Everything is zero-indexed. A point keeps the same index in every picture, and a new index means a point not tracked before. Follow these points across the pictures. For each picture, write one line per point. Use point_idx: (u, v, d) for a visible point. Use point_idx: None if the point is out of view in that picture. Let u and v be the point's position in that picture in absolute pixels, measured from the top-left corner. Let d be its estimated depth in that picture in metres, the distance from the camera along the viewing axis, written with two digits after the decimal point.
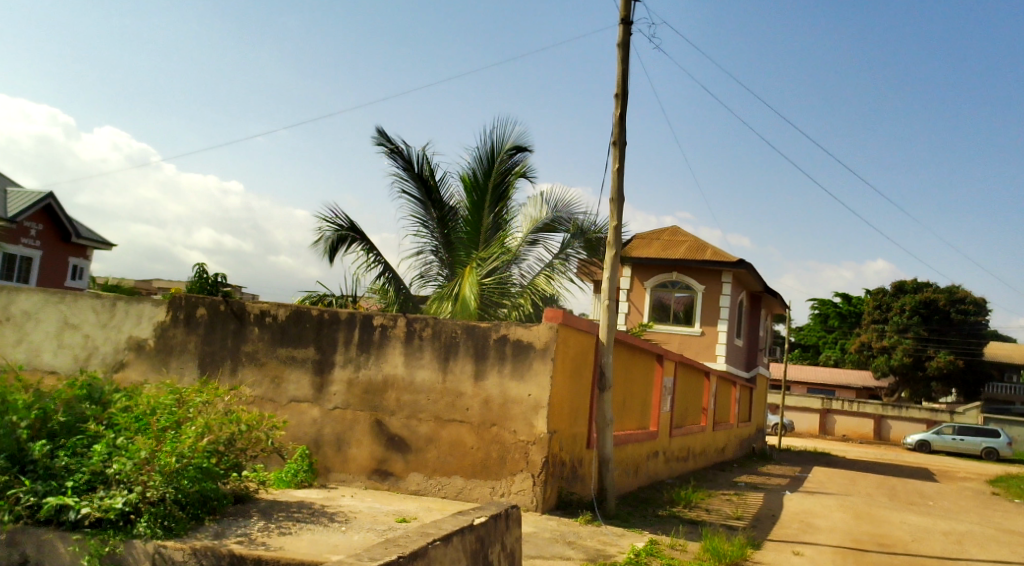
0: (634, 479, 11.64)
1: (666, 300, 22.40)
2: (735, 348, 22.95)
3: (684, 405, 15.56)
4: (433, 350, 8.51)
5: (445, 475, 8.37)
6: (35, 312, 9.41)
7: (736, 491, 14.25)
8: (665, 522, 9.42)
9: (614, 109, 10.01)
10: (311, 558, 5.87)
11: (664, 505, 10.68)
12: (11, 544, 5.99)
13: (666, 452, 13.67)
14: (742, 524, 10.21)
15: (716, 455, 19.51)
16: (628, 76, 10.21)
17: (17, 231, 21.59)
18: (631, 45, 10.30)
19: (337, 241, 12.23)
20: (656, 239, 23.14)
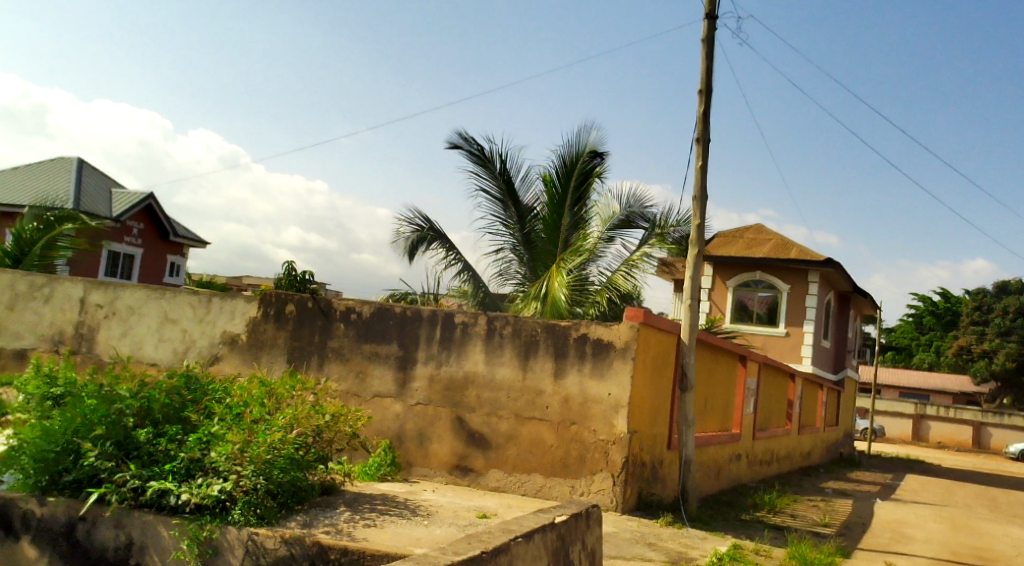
0: (716, 481, 11.59)
1: (748, 300, 22.16)
2: (822, 349, 22.58)
3: (768, 407, 15.40)
4: (513, 347, 8.63)
5: (525, 473, 8.49)
6: (138, 307, 9.88)
7: (824, 497, 14.04)
8: (750, 526, 9.36)
9: (698, 105, 9.98)
10: (396, 550, 6.04)
11: (748, 509, 10.60)
12: (118, 526, 6.34)
13: (749, 455, 13.56)
14: (830, 532, 10.08)
15: (802, 459, 19.19)
16: (712, 71, 10.17)
17: (120, 231, 22.53)
18: (715, 40, 10.24)
19: (417, 240, 12.47)
20: (739, 237, 22.87)
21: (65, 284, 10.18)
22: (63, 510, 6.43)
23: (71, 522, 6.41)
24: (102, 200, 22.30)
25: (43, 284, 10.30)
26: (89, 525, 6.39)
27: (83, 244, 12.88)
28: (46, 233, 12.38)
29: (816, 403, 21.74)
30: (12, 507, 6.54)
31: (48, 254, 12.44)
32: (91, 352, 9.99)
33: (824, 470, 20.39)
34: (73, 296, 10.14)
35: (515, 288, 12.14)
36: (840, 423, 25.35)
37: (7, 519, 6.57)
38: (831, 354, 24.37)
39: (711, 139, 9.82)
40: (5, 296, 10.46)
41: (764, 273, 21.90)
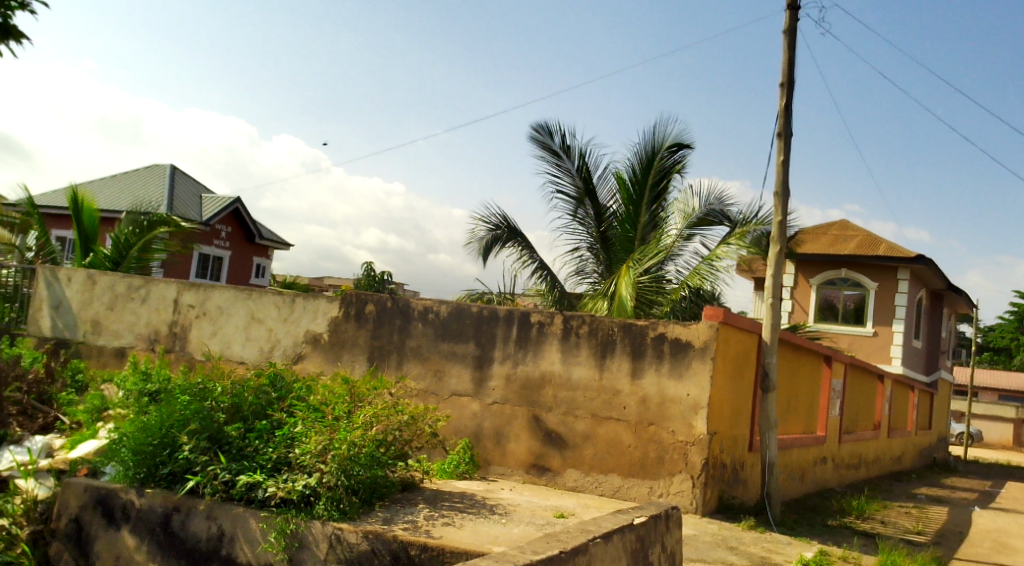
0: (801, 485, 11.43)
1: (833, 298, 21.78)
2: (913, 350, 22.05)
3: (856, 410, 15.12)
4: (590, 347, 8.67)
5: (602, 473, 8.50)
6: (227, 307, 10.21)
7: (916, 504, 13.70)
8: (837, 532, 9.22)
9: (780, 98, 9.67)
10: (475, 548, 6.13)
11: (835, 514, 10.43)
12: (210, 518, 6.58)
13: (835, 458, 13.32)
14: (923, 540, 9.84)
15: (891, 464, 18.75)
16: (795, 63, 9.83)
17: (210, 234, 23.25)
18: (797, 30, 9.96)
19: (493, 238, 12.60)
20: (824, 233, 22.42)
21: (160, 286, 10.59)
22: (159, 501, 6.73)
23: (167, 513, 6.70)
24: (192, 205, 23.03)
25: (140, 285, 10.73)
26: (183, 516, 6.65)
27: (176, 247, 13.38)
28: (142, 236, 12.93)
29: (907, 406, 21.22)
30: (114, 497, 6.88)
31: (144, 257, 12.98)
32: (184, 350, 10.37)
33: (916, 475, 19.88)
34: (167, 296, 10.54)
35: (591, 286, 12.16)
36: (934, 426, 24.67)
37: (109, 508, 6.92)
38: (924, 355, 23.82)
39: (793, 134, 9.51)
40: (104, 296, 10.93)
41: (850, 271, 21.46)
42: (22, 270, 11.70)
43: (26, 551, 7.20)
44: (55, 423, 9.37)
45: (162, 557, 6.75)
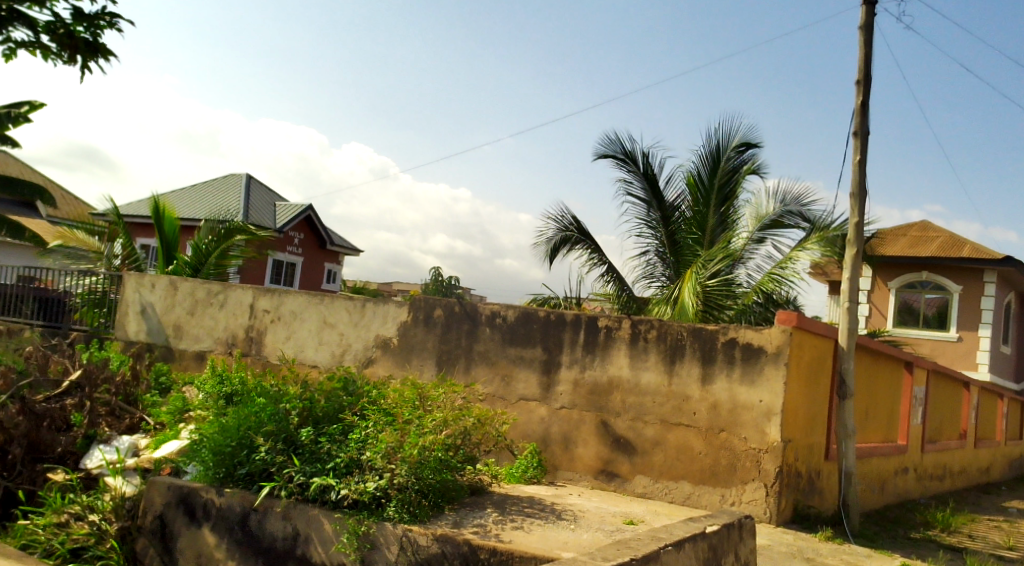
0: (881, 495, 11.15)
1: (914, 301, 21.19)
2: (1000, 355, 21.40)
3: (939, 419, 14.71)
4: (658, 352, 8.60)
5: (672, 480, 8.41)
6: (300, 312, 10.40)
7: (1006, 517, 13.23)
8: (919, 546, 8.95)
9: (856, 96, 9.27)
10: (544, 553, 6.11)
11: (918, 527, 10.13)
12: (285, 518, 6.73)
13: (918, 468, 12.96)
14: (1012, 555, 9.49)
15: (978, 475, 18.15)
16: (872, 58, 9.31)
17: (283, 240, 23.72)
18: (874, 25, 9.38)
19: (560, 242, 12.62)
20: (903, 234, 21.88)
21: (237, 291, 10.84)
22: (238, 500, 6.91)
23: (245, 512, 6.87)
24: (267, 212, 23.53)
25: (218, 291, 10.99)
26: (260, 515, 6.81)
27: (252, 254, 13.71)
28: (220, 243, 13.25)
29: (995, 414, 20.56)
30: (196, 496, 7.10)
31: (222, 263, 13.31)
32: (260, 353, 10.61)
33: (1005, 487, 19.22)
34: (243, 302, 10.79)
35: (659, 290, 12.09)
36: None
37: (191, 507, 7.13)
38: (1012, 360, 23.06)
39: (871, 131, 9.17)
40: (185, 302, 11.25)
41: (932, 273, 20.90)
42: (110, 277, 12.21)
43: (115, 545, 7.47)
44: (141, 423, 9.67)
45: (240, 556, 6.92)
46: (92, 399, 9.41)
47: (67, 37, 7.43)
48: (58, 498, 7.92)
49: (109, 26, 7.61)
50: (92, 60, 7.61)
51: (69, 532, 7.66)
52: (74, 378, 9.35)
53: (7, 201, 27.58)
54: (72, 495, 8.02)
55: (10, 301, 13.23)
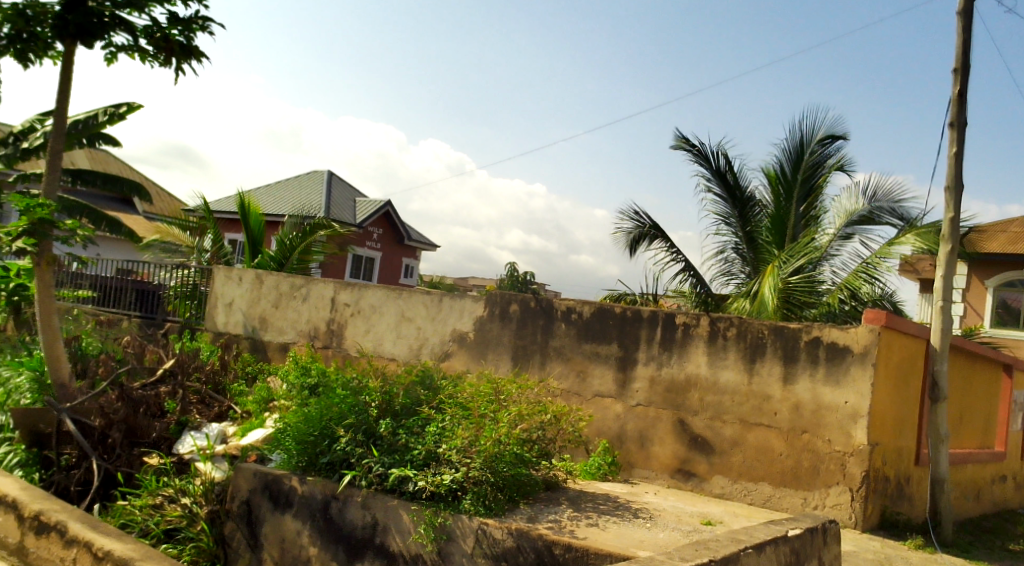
0: (975, 504, 10.72)
1: (1013, 301, 20.49)
2: None
3: None
4: (738, 350, 8.43)
5: (752, 481, 8.22)
6: (380, 306, 10.52)
7: None
8: (1015, 557, 8.57)
9: (952, 86, 8.92)
10: (620, 550, 6.03)
11: (1014, 538, 9.72)
12: (364, 507, 6.80)
13: (1015, 476, 12.42)
14: None
15: None
16: (970, 45, 8.95)
17: (363, 236, 24.06)
18: (973, 11, 8.99)
19: (637, 239, 12.51)
20: (1003, 231, 21.08)
21: (318, 285, 11.02)
22: (320, 489, 7.03)
23: (326, 500, 6.98)
24: (348, 208, 23.91)
25: (301, 285, 11.19)
26: (341, 503, 6.91)
27: (334, 249, 13.92)
28: (303, 239, 13.50)
29: None
30: (280, 483, 7.25)
31: (305, 258, 13.56)
32: (340, 346, 10.77)
33: None
34: (325, 295, 10.97)
35: (738, 287, 11.87)
36: None
37: (275, 493, 7.28)
38: None
39: (968, 122, 8.81)
40: (270, 294, 11.48)
41: None
42: (200, 271, 12.52)
43: (205, 528, 7.67)
44: (229, 412, 9.83)
45: (322, 543, 7.03)
46: (184, 387, 9.89)
47: (163, 40, 8.74)
48: (153, 481, 8.18)
49: (202, 31, 8.84)
50: (183, 59, 8.93)
51: (163, 514, 7.87)
52: (169, 367, 9.90)
53: (104, 197, 28.64)
54: (167, 479, 8.26)
55: (110, 293, 13.75)
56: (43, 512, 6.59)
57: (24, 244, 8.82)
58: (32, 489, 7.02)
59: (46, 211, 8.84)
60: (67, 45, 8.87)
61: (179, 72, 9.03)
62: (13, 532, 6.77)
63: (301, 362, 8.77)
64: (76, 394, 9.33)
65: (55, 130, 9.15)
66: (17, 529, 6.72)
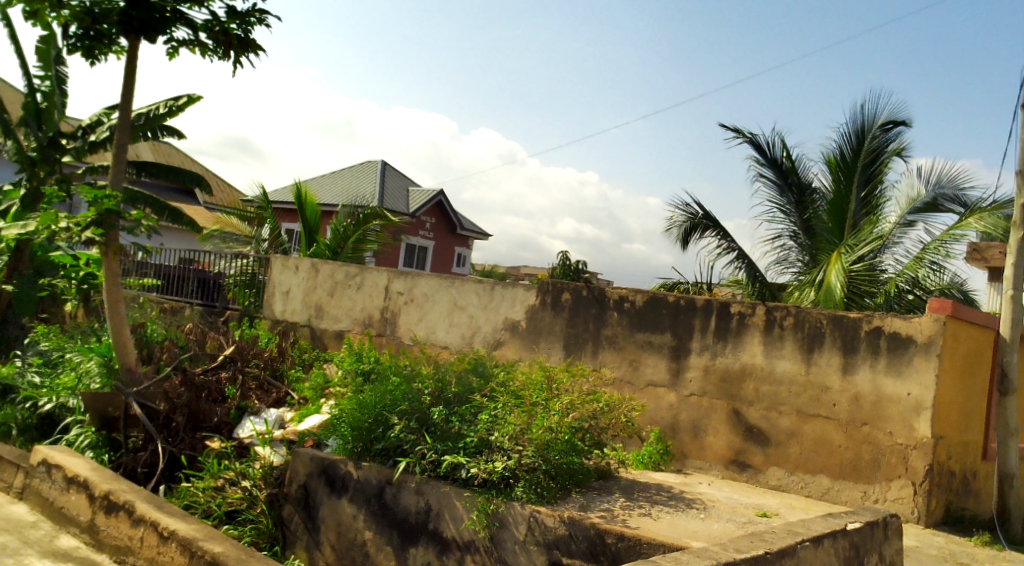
0: None
1: None
2: None
3: None
4: (796, 340, 8.28)
5: (809, 473, 8.08)
6: (432, 294, 10.56)
7: None
8: None
9: None
10: (674, 540, 5.96)
11: None
12: (418, 493, 6.84)
13: None
14: None
15: None
16: None
17: (416, 225, 24.18)
18: None
19: (690, 229, 12.37)
20: None
21: (372, 273, 11.09)
22: (375, 474, 7.09)
23: (381, 486, 7.04)
24: (401, 197, 24.04)
25: (355, 273, 11.27)
26: (396, 489, 6.96)
27: (387, 238, 13.99)
28: (357, 228, 13.61)
29: None
30: (336, 468, 7.32)
31: (359, 247, 13.67)
32: (393, 334, 10.84)
33: None
34: (378, 284, 11.04)
35: (794, 277, 11.65)
36: None
37: (331, 477, 7.36)
38: None
39: None
40: (325, 283, 11.58)
41: None
42: (258, 259, 12.64)
43: (264, 510, 7.78)
44: (286, 398, 9.97)
45: (377, 528, 7.07)
46: (244, 372, 10.00)
47: (222, 34, 8.84)
48: (215, 463, 8.27)
49: (259, 24, 8.90)
50: (241, 52, 9.00)
51: (225, 496, 7.99)
52: (229, 352, 9.94)
53: (168, 189, 29.31)
54: (228, 461, 8.36)
55: (173, 282, 14.03)
56: (112, 493, 6.82)
57: (93, 234, 8.97)
58: (102, 470, 7.28)
59: (113, 202, 9.02)
60: (131, 40, 9.01)
61: (237, 64, 9.11)
62: (84, 510, 7.04)
63: (356, 350, 8.85)
64: (143, 379, 9.41)
65: (120, 123, 9.30)
66: (88, 507, 7.01)
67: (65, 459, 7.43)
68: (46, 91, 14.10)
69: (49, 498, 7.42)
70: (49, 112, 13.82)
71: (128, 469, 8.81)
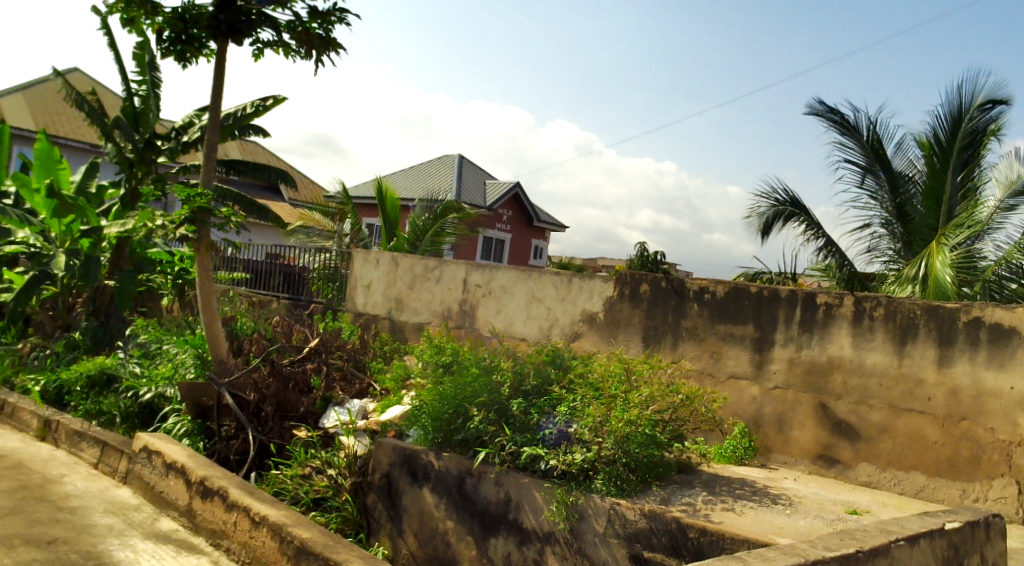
0: None
1: None
2: None
3: None
4: (887, 331, 7.98)
5: (902, 470, 7.79)
6: (510, 286, 10.52)
7: None
8: None
9: None
10: (760, 536, 5.79)
11: None
12: (497, 484, 6.80)
13: None
14: None
15: None
16: None
17: (493, 218, 24.22)
18: None
19: (773, 217, 12.08)
20: None
21: (451, 266, 11.11)
22: (455, 465, 7.08)
23: (461, 476, 7.03)
24: (478, 191, 24.10)
25: (434, 266, 11.31)
26: (476, 479, 6.93)
27: (465, 231, 14.01)
28: (435, 222, 13.67)
29: None
30: (417, 457, 7.34)
31: (437, 240, 13.72)
32: (472, 327, 10.84)
33: None
34: (457, 277, 11.05)
35: (886, 266, 11.28)
36: None
37: (413, 467, 7.38)
38: None
39: None
40: (405, 276, 11.64)
41: None
42: (340, 254, 12.78)
43: (349, 498, 7.85)
44: (369, 389, 10.08)
45: (457, 517, 7.07)
46: (328, 363, 10.12)
47: (305, 33, 8.92)
48: (302, 452, 8.37)
49: (340, 23, 8.96)
50: (322, 51, 9.08)
51: (311, 483, 8.09)
52: (314, 344, 10.07)
53: (254, 185, 29.95)
54: (314, 450, 8.46)
55: (260, 276, 14.31)
56: (207, 479, 6.99)
57: (187, 231, 9.21)
58: (199, 457, 7.48)
59: (204, 200, 9.19)
60: (220, 42, 9.15)
61: (319, 64, 9.20)
62: (183, 495, 7.22)
63: (436, 342, 8.86)
64: (234, 370, 9.68)
65: (211, 123, 9.48)
66: (185, 492, 7.19)
67: (164, 445, 7.67)
68: (142, 95, 14.49)
69: (150, 483, 7.65)
70: (145, 114, 14.20)
71: (221, 457, 9.01)
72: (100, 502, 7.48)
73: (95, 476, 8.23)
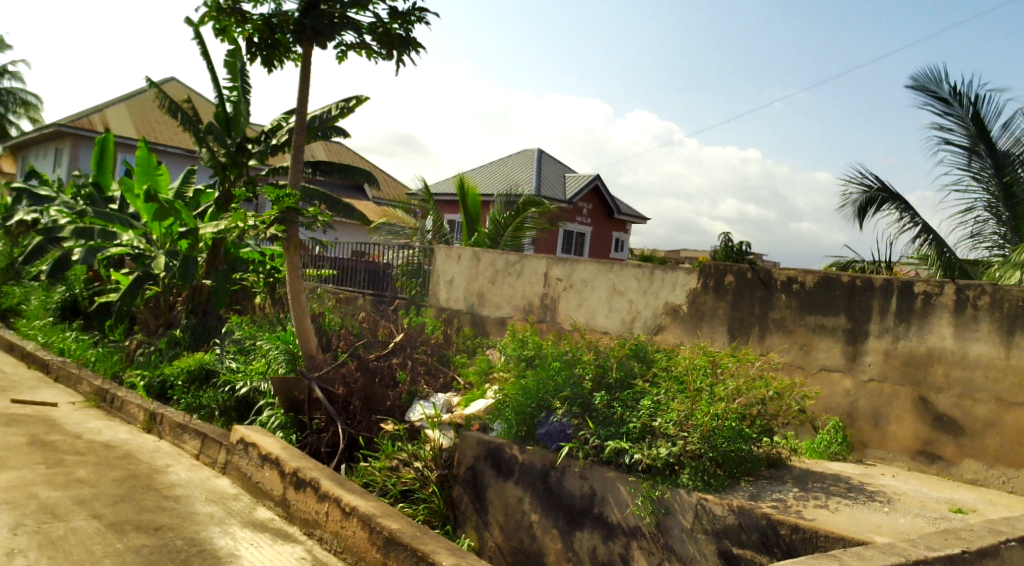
0: None
1: None
2: None
3: None
4: (992, 321, 7.57)
5: (1011, 467, 7.38)
6: (591, 279, 10.38)
7: None
8: None
9: None
10: (856, 535, 5.54)
11: None
12: (581, 478, 6.69)
13: None
14: None
15: None
16: None
17: (573, 211, 24.07)
18: None
19: (866, 204, 11.66)
20: None
21: (532, 260, 11.02)
22: (539, 458, 6.99)
23: (545, 469, 6.94)
24: (558, 184, 23.97)
25: (515, 260, 11.24)
26: (560, 473, 6.84)
27: (545, 225, 13.89)
28: (516, 217, 13.56)
29: None
30: (502, 451, 7.27)
31: (518, 235, 13.66)
32: (554, 321, 10.73)
33: None
34: (538, 271, 10.96)
35: (990, 253, 10.77)
36: None
37: (498, 460, 7.31)
38: None
39: None
40: (486, 271, 11.59)
41: None
42: (423, 249, 12.71)
43: (435, 490, 7.82)
44: (453, 383, 10.06)
45: (541, 510, 6.98)
46: (413, 358, 10.13)
47: (386, 34, 8.93)
48: (389, 445, 8.32)
49: (420, 22, 8.94)
50: (403, 51, 9.07)
51: (398, 476, 8.04)
52: (399, 339, 10.10)
53: (341, 185, 30.44)
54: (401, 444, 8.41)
55: (346, 273, 14.48)
56: (300, 470, 7.07)
57: (276, 230, 9.33)
58: (292, 448, 7.58)
59: (293, 200, 9.26)
60: (305, 46, 9.22)
61: (400, 64, 9.19)
62: (278, 485, 7.31)
63: (519, 336, 8.77)
64: (324, 364, 9.75)
65: (297, 123, 9.57)
66: (281, 483, 7.27)
67: (260, 437, 7.79)
68: (234, 100, 14.78)
69: (248, 474, 7.77)
70: (236, 119, 14.43)
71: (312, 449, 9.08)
72: (202, 491, 7.61)
73: (197, 466, 8.38)
